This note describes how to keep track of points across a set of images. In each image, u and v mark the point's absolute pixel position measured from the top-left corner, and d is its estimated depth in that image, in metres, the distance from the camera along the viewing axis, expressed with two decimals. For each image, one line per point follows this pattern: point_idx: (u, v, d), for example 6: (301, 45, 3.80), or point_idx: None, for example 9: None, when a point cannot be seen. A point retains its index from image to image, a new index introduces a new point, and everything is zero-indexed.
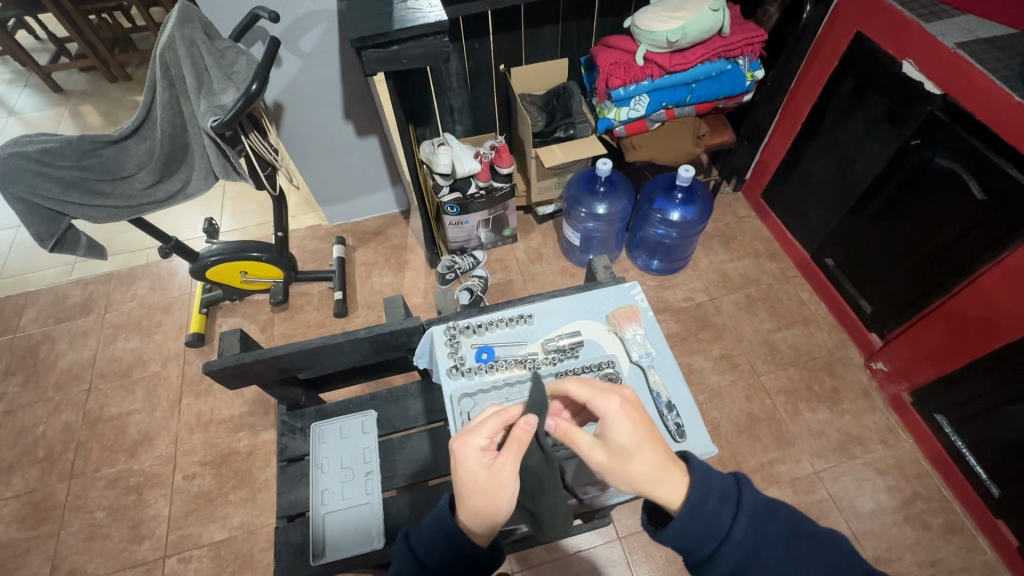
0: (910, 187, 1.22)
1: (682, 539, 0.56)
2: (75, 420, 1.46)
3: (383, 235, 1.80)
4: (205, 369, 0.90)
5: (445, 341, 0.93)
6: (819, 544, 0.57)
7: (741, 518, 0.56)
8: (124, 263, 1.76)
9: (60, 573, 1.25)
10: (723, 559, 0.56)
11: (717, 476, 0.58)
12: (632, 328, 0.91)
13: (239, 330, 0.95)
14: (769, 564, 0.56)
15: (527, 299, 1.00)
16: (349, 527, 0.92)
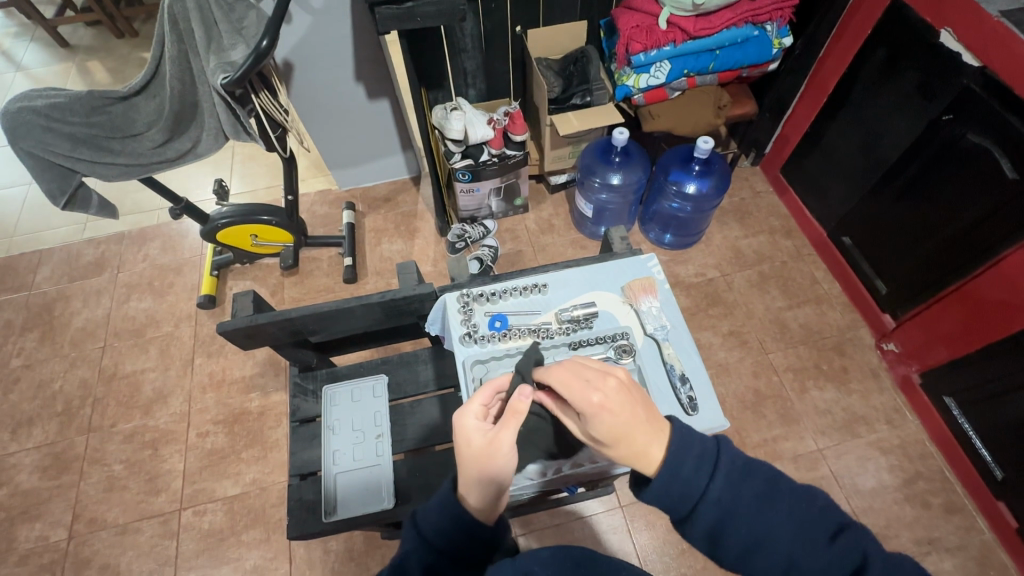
0: (938, 165, 1.18)
1: (660, 498, 0.56)
2: (92, 376, 1.49)
3: (393, 201, 1.78)
4: (218, 329, 0.90)
5: (458, 308, 0.93)
6: (796, 502, 0.55)
7: (717, 475, 0.55)
8: (135, 222, 1.76)
9: (81, 521, 1.30)
10: (701, 518, 0.55)
11: (696, 438, 0.57)
12: (647, 301, 0.90)
13: (252, 292, 0.95)
14: (745, 523, 0.54)
15: (542, 269, 0.99)
16: (358, 488, 0.95)
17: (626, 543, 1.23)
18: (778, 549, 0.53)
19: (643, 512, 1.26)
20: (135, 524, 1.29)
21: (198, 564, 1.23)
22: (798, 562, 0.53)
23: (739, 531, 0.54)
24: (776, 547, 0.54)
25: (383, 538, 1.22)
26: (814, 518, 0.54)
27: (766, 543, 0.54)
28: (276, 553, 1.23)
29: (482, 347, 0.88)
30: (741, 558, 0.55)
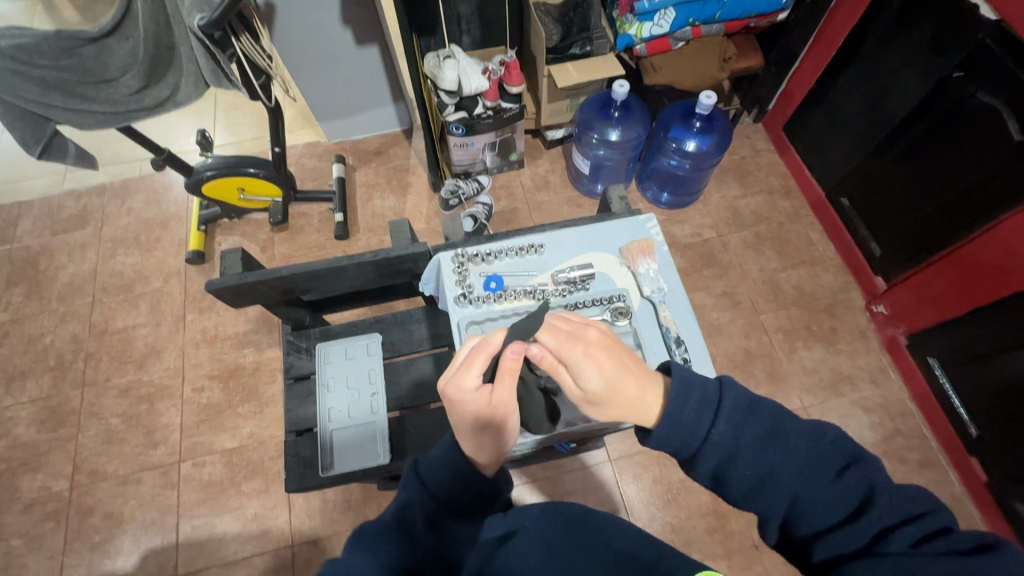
0: (942, 127, 1.16)
1: (667, 440, 0.57)
2: (82, 331, 1.48)
3: (384, 155, 1.73)
4: (207, 287, 0.88)
5: (453, 269, 0.91)
6: (803, 439, 0.55)
7: (721, 418, 0.56)
8: (117, 174, 1.70)
9: (82, 472, 1.32)
10: (703, 462, 0.57)
11: (696, 383, 0.58)
12: (645, 263, 0.90)
13: (240, 249, 0.93)
14: (748, 464, 0.55)
15: (539, 229, 0.98)
16: (355, 442, 0.97)
17: (614, 494, 1.28)
18: (782, 488, 0.53)
19: (632, 465, 1.31)
20: (136, 475, 1.31)
21: (200, 513, 1.27)
22: (802, 494, 0.53)
23: (744, 468, 0.55)
24: (782, 486, 0.54)
25: (380, 489, 1.26)
26: (820, 453, 0.54)
27: (770, 477, 0.54)
28: (275, 503, 1.27)
29: (478, 308, 0.87)
30: (748, 494, 0.55)
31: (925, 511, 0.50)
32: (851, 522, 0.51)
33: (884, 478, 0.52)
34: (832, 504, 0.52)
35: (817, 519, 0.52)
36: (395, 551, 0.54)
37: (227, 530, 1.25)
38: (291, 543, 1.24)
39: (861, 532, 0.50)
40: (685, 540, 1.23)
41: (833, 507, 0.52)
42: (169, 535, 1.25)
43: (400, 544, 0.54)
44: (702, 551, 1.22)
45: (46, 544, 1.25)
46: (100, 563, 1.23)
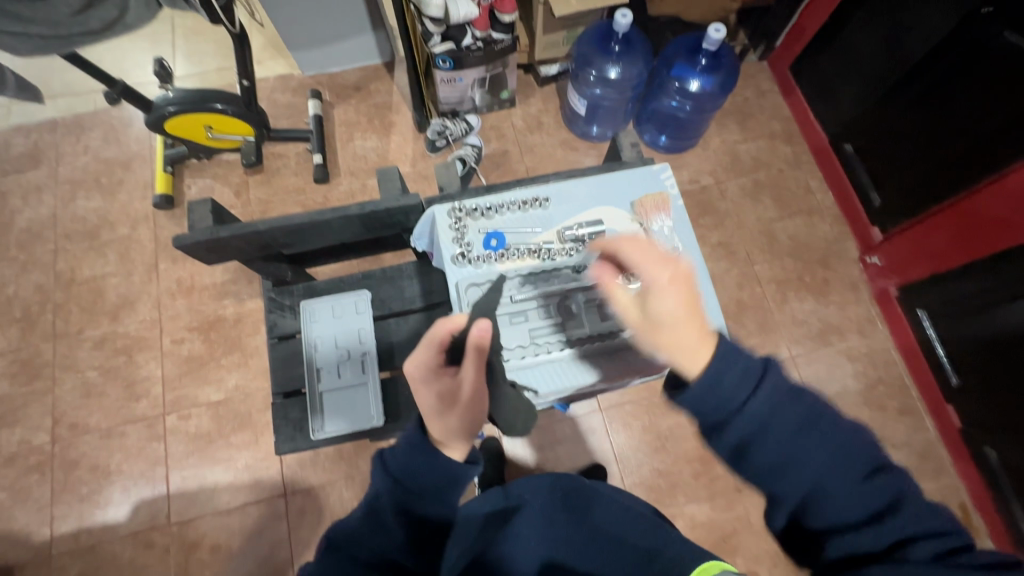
0: (965, 68, 1.10)
1: (701, 400, 0.56)
2: (47, 281, 1.39)
3: (364, 91, 1.60)
4: (175, 244, 0.82)
5: (450, 225, 0.86)
6: (838, 431, 0.55)
7: (761, 391, 0.55)
8: (68, 108, 1.54)
9: (63, 425, 1.29)
10: (732, 431, 0.56)
11: (743, 355, 0.56)
12: (659, 219, 0.86)
13: (210, 200, 0.85)
14: (775, 443, 0.55)
15: (542, 179, 0.93)
16: (347, 404, 0.96)
17: (604, 441, 1.30)
18: (807, 475, 0.55)
19: (621, 414, 1.32)
20: (120, 428, 1.29)
21: (190, 464, 1.26)
22: (828, 491, 0.54)
23: (770, 448, 0.55)
24: (805, 472, 0.55)
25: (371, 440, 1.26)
26: (853, 451, 0.55)
27: (801, 466, 0.55)
28: (266, 453, 1.26)
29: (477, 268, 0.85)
30: (771, 473, 0.56)
31: (945, 528, 0.52)
32: (871, 524, 0.53)
33: (908, 487, 0.54)
34: (856, 502, 0.54)
35: (837, 513, 0.54)
36: (365, 544, 0.55)
37: (219, 481, 1.25)
38: (284, 492, 1.25)
39: (882, 533, 0.52)
40: (671, 483, 1.27)
41: (854, 505, 0.54)
42: (160, 486, 1.25)
43: (369, 538, 0.55)
44: (687, 494, 1.27)
45: (33, 496, 1.24)
46: (90, 514, 1.23)
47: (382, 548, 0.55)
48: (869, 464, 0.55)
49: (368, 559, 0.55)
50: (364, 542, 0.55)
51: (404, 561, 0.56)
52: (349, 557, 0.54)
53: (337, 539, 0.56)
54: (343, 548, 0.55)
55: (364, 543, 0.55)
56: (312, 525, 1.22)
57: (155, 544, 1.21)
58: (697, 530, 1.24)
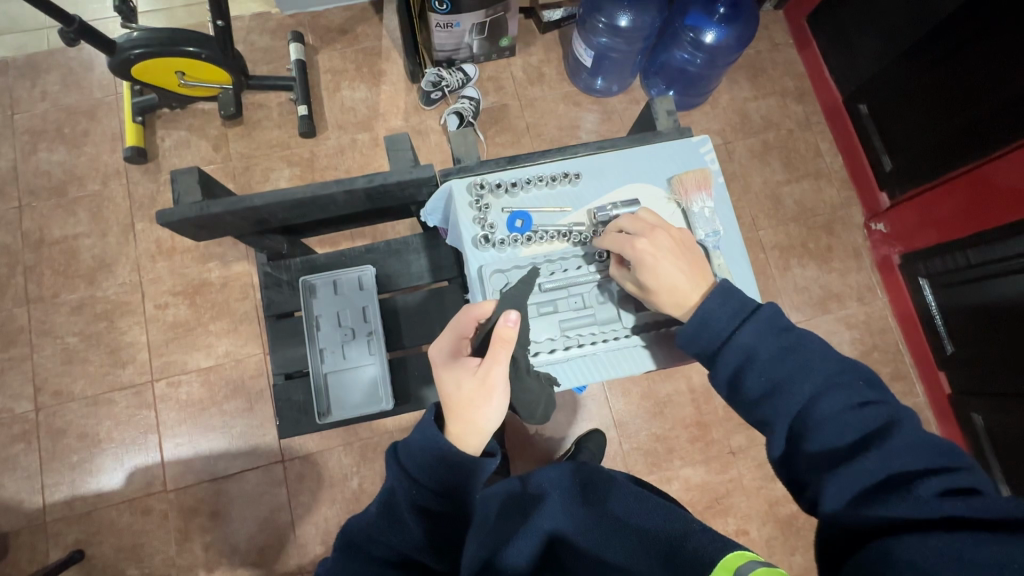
0: (994, 27, 1.04)
1: (695, 331, 0.67)
2: (14, 242, 1.30)
3: (350, 34, 1.46)
4: (159, 220, 0.75)
5: (470, 203, 0.81)
6: (827, 362, 0.60)
7: (750, 322, 0.64)
8: (19, 46, 1.39)
9: (46, 393, 1.24)
10: (725, 359, 0.65)
11: (735, 293, 0.67)
12: (700, 199, 0.81)
13: (196, 168, 0.78)
14: (766, 368, 0.62)
15: (570, 151, 0.87)
16: (352, 387, 0.93)
17: (602, 408, 1.31)
18: (798, 397, 0.59)
19: (621, 381, 1.32)
20: (107, 396, 1.24)
21: (183, 431, 1.23)
22: (819, 415, 0.58)
23: (760, 373, 0.62)
24: (796, 394, 0.60)
25: None
26: (846, 382, 0.59)
27: (790, 389, 0.60)
28: (262, 421, 1.24)
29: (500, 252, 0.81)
30: (765, 402, 0.62)
31: (949, 463, 0.52)
32: (864, 448, 0.54)
33: (908, 423, 0.56)
34: (848, 426, 0.56)
35: (830, 437, 0.56)
36: (381, 542, 0.55)
37: (214, 448, 1.23)
38: (282, 458, 1.23)
39: (878, 456, 0.53)
40: (667, 447, 1.29)
41: (849, 431, 0.56)
42: (154, 454, 1.22)
43: (383, 535, 0.55)
44: (683, 457, 1.29)
45: (21, 464, 1.21)
46: (83, 481, 1.21)
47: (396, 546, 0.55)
48: (864, 398, 0.58)
49: (384, 556, 0.54)
50: (378, 539, 0.55)
51: (421, 559, 0.55)
52: (365, 554, 0.54)
53: (354, 535, 0.56)
54: (360, 546, 0.55)
55: (379, 541, 0.55)
56: (312, 491, 1.22)
57: (153, 510, 1.20)
58: (691, 492, 1.27)
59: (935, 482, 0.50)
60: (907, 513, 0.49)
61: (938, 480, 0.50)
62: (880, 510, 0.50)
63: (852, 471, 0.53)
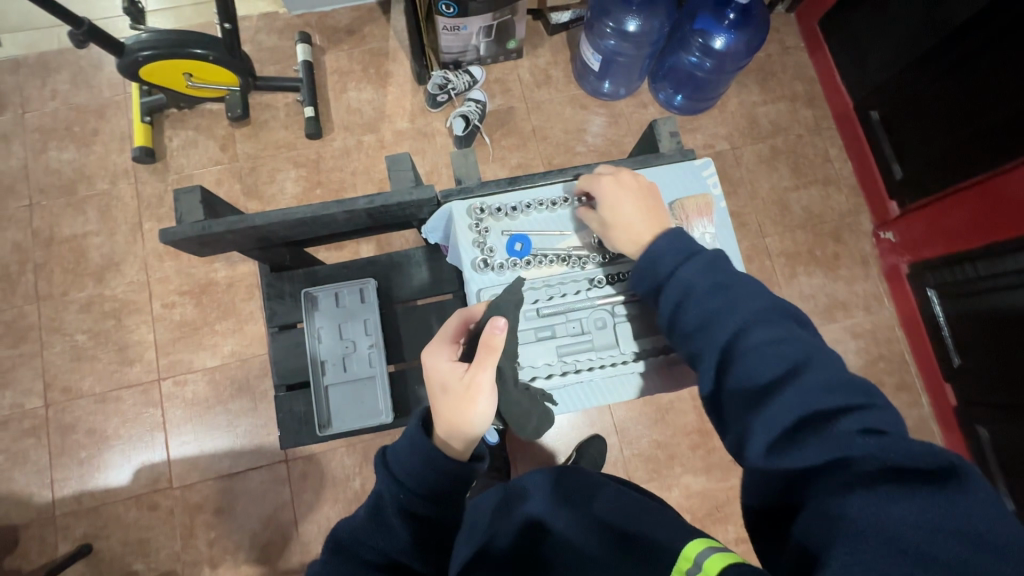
0: (1009, 38, 1.02)
1: (639, 267, 0.70)
2: (25, 239, 1.32)
3: (357, 34, 1.46)
4: (163, 239, 0.76)
5: (470, 226, 0.83)
6: (759, 299, 0.61)
7: (693, 260, 0.66)
8: (30, 45, 1.40)
9: (55, 389, 1.26)
10: (668, 297, 0.66)
11: (681, 238, 0.69)
12: (700, 225, 0.83)
13: (199, 188, 0.80)
14: (701, 304, 0.63)
15: (571, 172, 0.87)
16: (353, 399, 0.94)
17: (604, 414, 1.31)
18: (726, 330, 0.60)
19: None
20: (114, 393, 1.26)
21: (189, 430, 1.25)
22: (749, 352, 0.57)
23: (694, 309, 0.63)
24: (724, 327, 0.60)
25: None
26: (772, 318, 0.59)
27: (725, 327, 0.60)
28: (266, 421, 1.26)
29: (500, 275, 0.82)
30: (696, 336, 0.63)
31: (863, 401, 0.51)
32: (784, 382, 0.53)
33: (824, 359, 0.55)
34: (771, 361, 0.55)
35: (754, 371, 0.55)
36: (368, 545, 0.54)
37: (219, 446, 1.25)
38: (286, 458, 1.25)
39: (799, 394, 0.52)
40: (668, 454, 1.30)
41: (771, 364, 0.55)
42: (160, 451, 1.24)
43: (370, 538, 0.55)
44: (685, 464, 1.29)
45: (31, 459, 1.23)
46: (91, 477, 1.23)
47: (384, 546, 0.54)
48: (789, 337, 0.57)
49: (369, 559, 0.53)
50: (365, 540, 0.55)
51: (408, 562, 0.54)
52: (349, 556, 0.53)
53: (338, 541, 0.55)
54: (345, 549, 0.54)
55: (365, 543, 0.55)
56: (315, 490, 1.24)
57: (159, 506, 1.22)
58: (691, 499, 1.27)
59: (848, 422, 0.49)
60: (819, 454, 0.48)
61: (853, 421, 0.49)
62: (796, 453, 0.49)
63: (773, 405, 0.52)
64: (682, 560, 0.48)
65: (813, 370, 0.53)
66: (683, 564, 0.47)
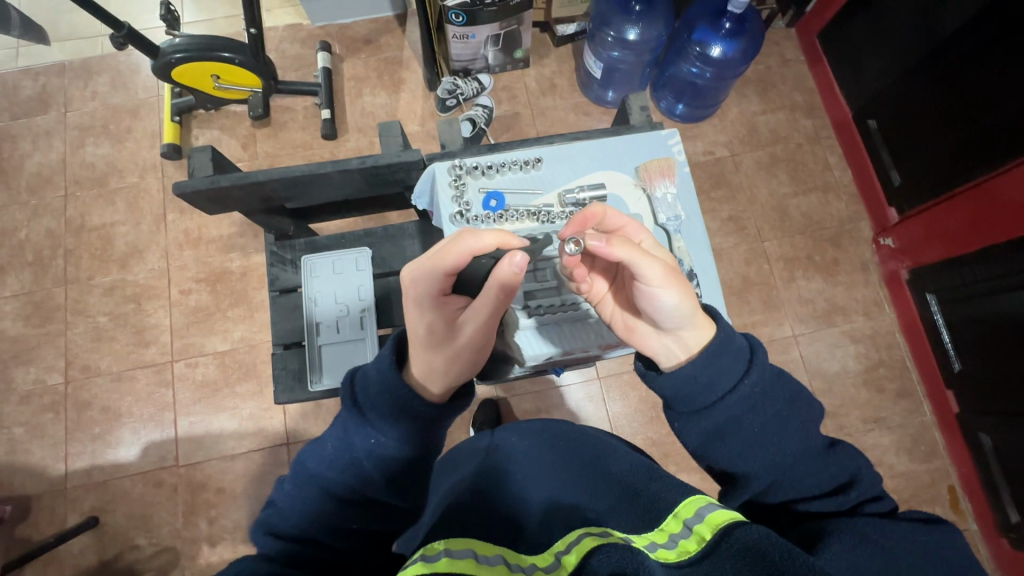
0: (994, 44, 1.05)
1: (683, 385, 0.59)
2: (58, 227, 1.41)
3: (374, 44, 1.55)
4: (176, 190, 0.84)
5: (450, 182, 0.91)
6: (804, 406, 0.60)
7: (753, 371, 0.58)
8: (75, 51, 1.52)
9: (76, 367, 1.33)
10: (720, 410, 0.58)
11: (734, 338, 0.60)
12: (663, 186, 0.90)
13: (210, 148, 0.87)
14: (760, 420, 0.58)
15: (546, 141, 0.96)
16: (344, 357, 1.01)
17: (599, 409, 1.32)
18: (780, 446, 0.58)
19: (619, 383, 1.34)
20: (129, 372, 1.33)
21: (197, 410, 1.30)
22: (777, 451, 0.58)
23: (749, 428, 0.58)
24: (778, 446, 0.58)
25: None
26: (812, 421, 0.60)
27: (765, 437, 0.58)
28: (270, 404, 1.30)
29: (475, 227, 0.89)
30: (741, 453, 0.58)
31: (877, 493, 0.58)
32: (829, 492, 0.57)
33: (849, 453, 0.60)
34: (817, 472, 0.57)
35: (778, 464, 0.57)
36: (335, 478, 0.57)
37: (224, 427, 1.29)
38: (287, 441, 1.29)
39: (806, 464, 0.57)
40: (663, 452, 1.30)
41: (817, 478, 0.57)
42: (168, 430, 1.29)
43: (336, 475, 0.57)
44: (679, 463, 1.29)
45: (48, 432, 1.29)
46: (103, 452, 1.28)
47: (353, 485, 0.57)
48: (798, 397, 0.60)
49: (340, 492, 0.57)
50: (331, 473, 0.57)
51: (379, 498, 0.57)
52: (321, 488, 0.57)
53: (310, 468, 0.58)
54: (315, 477, 0.57)
55: (333, 476, 0.57)
56: None
57: (164, 483, 1.26)
58: None
59: (836, 476, 0.57)
60: (828, 507, 0.56)
61: (838, 473, 0.58)
62: (803, 505, 0.57)
63: (793, 483, 0.57)
64: (684, 510, 0.53)
65: (811, 428, 0.59)
66: (686, 514, 0.52)
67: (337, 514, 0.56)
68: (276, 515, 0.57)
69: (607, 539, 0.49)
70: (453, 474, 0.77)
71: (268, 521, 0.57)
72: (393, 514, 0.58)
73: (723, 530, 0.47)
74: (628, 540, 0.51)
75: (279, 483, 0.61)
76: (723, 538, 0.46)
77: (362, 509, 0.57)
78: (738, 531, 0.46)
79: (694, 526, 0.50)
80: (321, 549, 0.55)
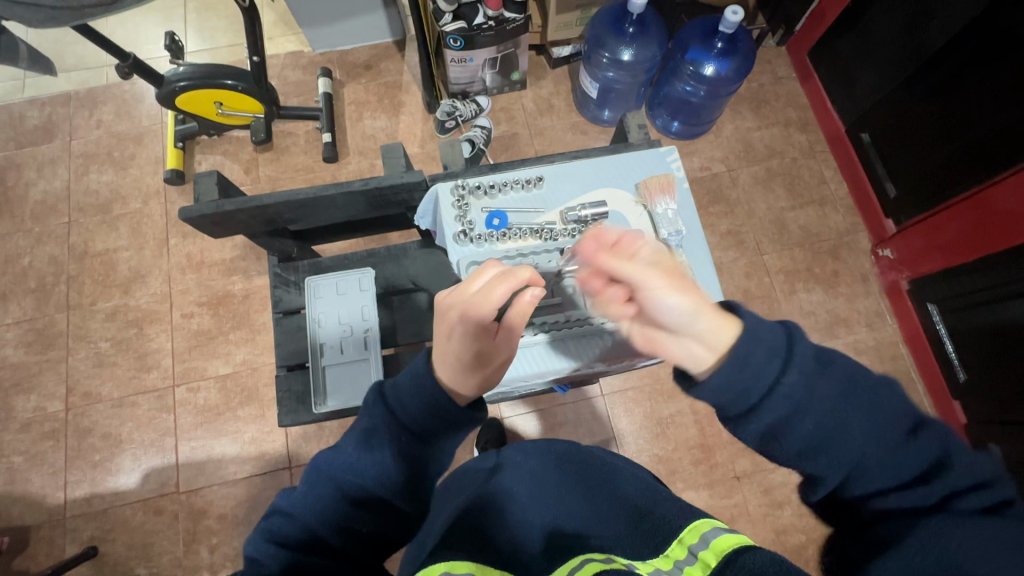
0: (983, 58, 1.07)
1: (719, 390, 0.54)
2: (61, 253, 1.42)
3: (374, 69, 1.58)
4: (182, 216, 0.85)
5: (453, 203, 0.92)
6: (878, 395, 0.52)
7: (792, 368, 0.52)
8: (81, 81, 1.55)
9: (76, 394, 1.32)
10: (766, 412, 0.53)
11: (767, 329, 0.54)
12: (663, 202, 0.91)
13: (216, 173, 0.89)
14: (816, 417, 0.52)
15: (546, 160, 0.97)
16: (349, 378, 1.01)
17: (604, 427, 1.31)
18: (850, 444, 0.51)
19: (623, 400, 1.33)
20: (131, 399, 1.32)
21: (198, 435, 1.29)
22: (842, 450, 0.51)
23: (805, 427, 0.52)
24: (844, 442, 0.51)
25: None
26: (892, 408, 0.52)
27: (827, 434, 0.52)
28: (273, 428, 1.29)
29: (478, 246, 0.90)
30: (805, 454, 0.53)
31: (989, 479, 0.49)
32: (909, 486, 0.50)
33: (947, 436, 0.51)
34: (898, 468, 0.50)
35: (845, 462, 0.51)
36: (353, 479, 0.56)
37: (226, 452, 1.28)
38: (289, 464, 1.28)
39: (878, 456, 0.51)
40: (670, 470, 1.28)
41: (897, 471, 0.50)
42: (169, 455, 1.28)
43: (356, 473, 0.56)
44: (687, 480, 1.28)
45: (48, 460, 1.28)
46: (102, 480, 1.27)
47: (371, 487, 0.56)
48: (851, 379, 0.53)
49: (355, 493, 0.56)
50: (350, 475, 0.56)
51: (393, 503, 0.57)
52: (338, 489, 0.56)
53: (325, 470, 0.57)
54: (332, 478, 0.56)
55: (351, 476, 0.56)
56: None
57: (164, 510, 1.24)
58: None
59: (917, 468, 0.50)
60: (907, 504, 0.49)
61: (920, 463, 0.50)
62: (880, 503, 0.51)
63: (867, 479, 0.51)
64: (689, 536, 0.52)
65: (881, 413, 0.52)
66: (690, 539, 0.51)
67: (351, 516, 0.55)
68: (281, 522, 0.55)
69: (611, 564, 0.49)
70: (454, 496, 0.74)
71: (274, 530, 0.54)
72: (405, 522, 0.58)
73: (728, 555, 0.46)
74: (633, 567, 0.51)
75: (285, 492, 0.59)
76: (728, 565, 0.45)
77: (373, 512, 0.56)
78: (744, 556, 0.45)
79: (699, 553, 0.48)
80: (327, 554, 0.53)
